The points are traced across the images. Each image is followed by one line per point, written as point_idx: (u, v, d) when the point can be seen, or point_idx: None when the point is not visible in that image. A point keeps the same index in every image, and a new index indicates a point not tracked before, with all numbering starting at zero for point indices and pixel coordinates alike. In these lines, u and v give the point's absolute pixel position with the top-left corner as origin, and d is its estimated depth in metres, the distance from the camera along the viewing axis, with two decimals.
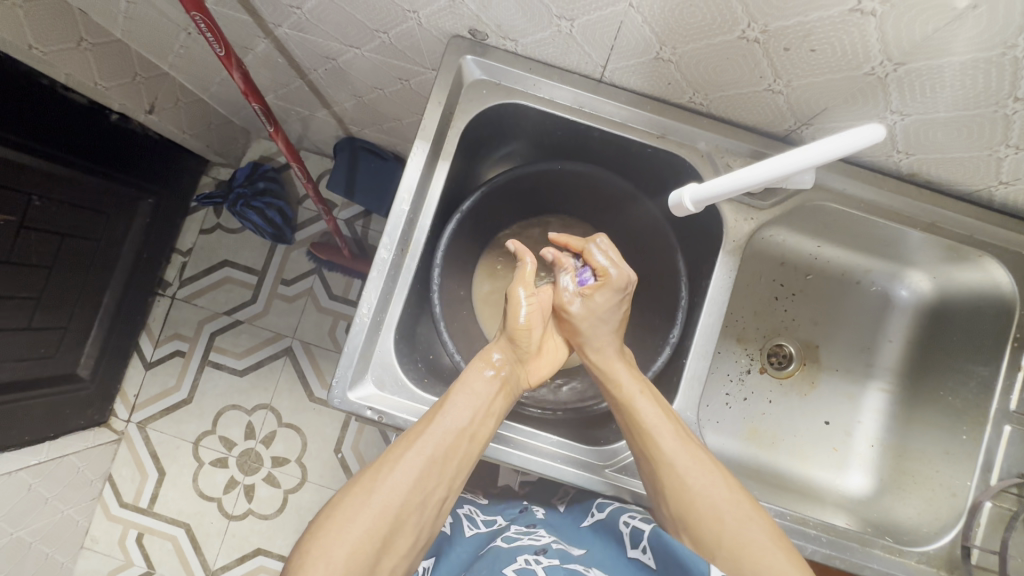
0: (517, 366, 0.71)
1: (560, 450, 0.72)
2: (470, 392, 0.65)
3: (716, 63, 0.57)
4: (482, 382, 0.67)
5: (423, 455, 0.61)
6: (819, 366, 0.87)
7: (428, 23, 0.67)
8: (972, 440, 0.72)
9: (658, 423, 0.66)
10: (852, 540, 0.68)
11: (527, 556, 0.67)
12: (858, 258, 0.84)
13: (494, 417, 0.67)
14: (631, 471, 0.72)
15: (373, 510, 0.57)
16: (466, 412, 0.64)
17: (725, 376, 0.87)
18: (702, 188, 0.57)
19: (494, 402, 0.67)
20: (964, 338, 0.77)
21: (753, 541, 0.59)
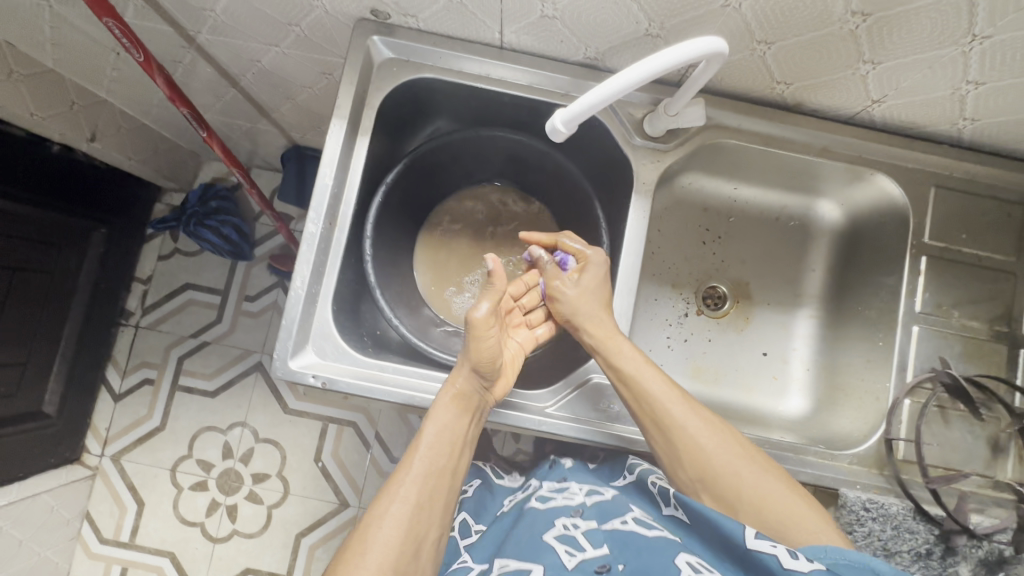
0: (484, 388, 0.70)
1: (504, 394, 0.75)
2: (440, 423, 0.66)
3: (595, 14, 0.62)
4: (448, 409, 0.67)
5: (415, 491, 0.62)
6: (751, 302, 0.92)
7: (333, 10, 0.71)
8: (888, 346, 0.76)
9: (668, 397, 0.68)
10: (786, 450, 0.72)
11: (563, 520, 0.69)
12: (772, 195, 0.89)
13: (466, 437, 0.68)
14: (573, 409, 0.75)
15: (374, 563, 0.57)
16: (438, 443, 0.66)
17: (664, 321, 0.91)
18: (571, 109, 0.57)
19: (460, 421, 0.68)
20: (874, 255, 0.82)
21: (772, 494, 0.62)
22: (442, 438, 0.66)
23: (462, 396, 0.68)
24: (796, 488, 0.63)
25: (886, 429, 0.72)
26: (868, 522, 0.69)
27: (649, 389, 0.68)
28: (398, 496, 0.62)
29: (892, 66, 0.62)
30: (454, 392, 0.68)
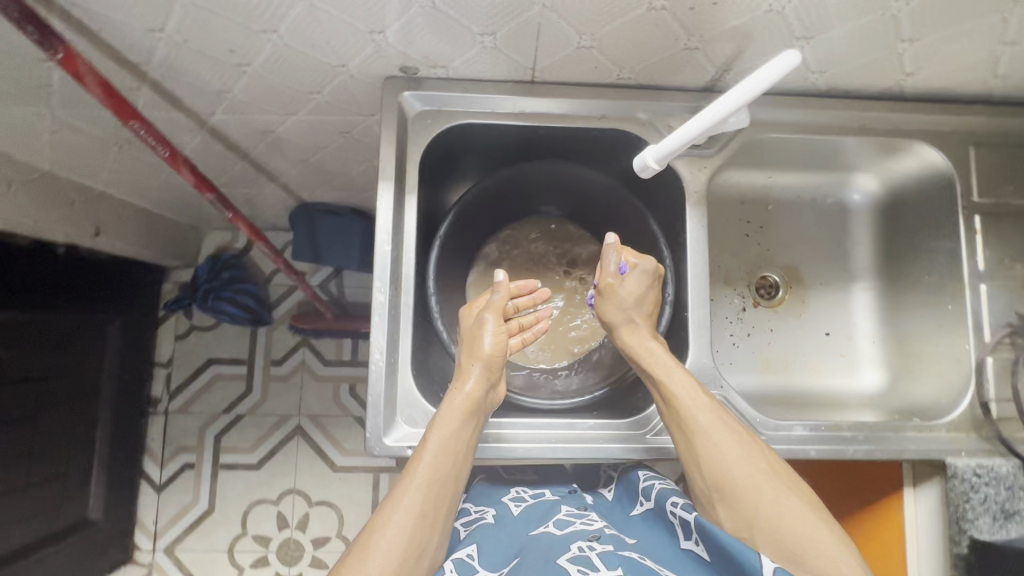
0: (489, 390, 0.69)
1: (600, 432, 0.71)
2: (445, 431, 0.64)
3: (633, 37, 0.62)
4: (455, 416, 0.65)
5: (419, 498, 0.61)
6: (804, 285, 0.92)
7: (359, 73, 0.70)
8: (958, 308, 0.77)
9: (693, 401, 0.65)
10: (885, 430, 0.72)
11: (581, 542, 0.65)
12: (806, 177, 0.90)
13: (469, 445, 0.66)
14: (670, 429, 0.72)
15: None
16: (443, 454, 0.63)
17: (725, 319, 0.91)
18: (664, 144, 0.63)
19: (466, 428, 0.65)
20: (921, 220, 0.83)
21: (789, 514, 0.59)
22: (449, 443, 0.64)
23: (470, 400, 0.66)
24: (825, 516, 0.59)
25: (977, 391, 0.72)
26: (983, 487, 0.68)
27: (681, 394, 0.66)
28: (399, 501, 0.60)
29: (930, 41, 0.63)
30: (464, 396, 0.66)
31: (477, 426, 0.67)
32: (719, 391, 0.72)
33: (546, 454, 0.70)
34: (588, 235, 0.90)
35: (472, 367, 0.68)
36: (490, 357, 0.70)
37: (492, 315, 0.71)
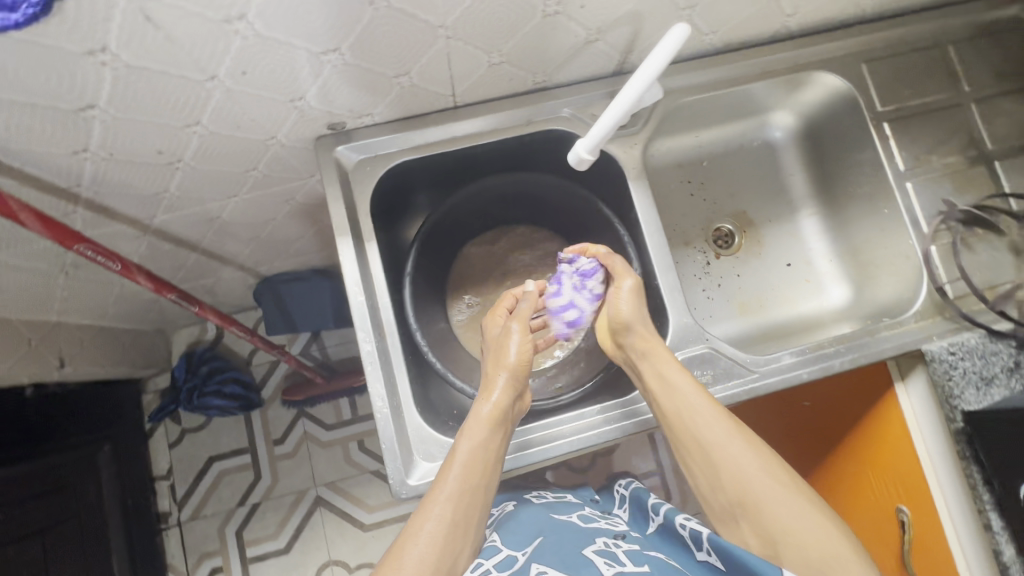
0: (517, 400, 0.72)
1: (607, 415, 0.74)
2: (474, 440, 0.66)
3: (537, 44, 0.66)
4: (481, 426, 0.67)
5: (453, 508, 0.62)
6: (756, 226, 0.98)
7: (289, 140, 0.71)
8: (893, 209, 0.83)
9: (707, 416, 0.67)
10: (862, 336, 0.77)
11: (607, 539, 0.75)
12: (730, 128, 0.96)
13: (498, 456, 0.67)
14: None
15: None
16: (472, 462, 0.65)
17: (694, 277, 0.95)
18: (591, 137, 0.66)
19: (493, 438, 0.67)
20: (839, 140, 0.90)
21: (811, 528, 0.59)
22: (478, 454, 0.65)
23: (495, 412, 0.69)
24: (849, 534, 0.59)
25: (931, 279, 0.78)
26: (960, 363, 0.74)
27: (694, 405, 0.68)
28: (434, 508, 0.62)
29: None
30: (489, 408, 0.69)
31: (505, 436, 0.69)
32: (706, 344, 0.76)
33: (567, 448, 0.72)
34: (547, 234, 0.94)
35: (497, 375, 0.72)
36: (514, 365, 0.73)
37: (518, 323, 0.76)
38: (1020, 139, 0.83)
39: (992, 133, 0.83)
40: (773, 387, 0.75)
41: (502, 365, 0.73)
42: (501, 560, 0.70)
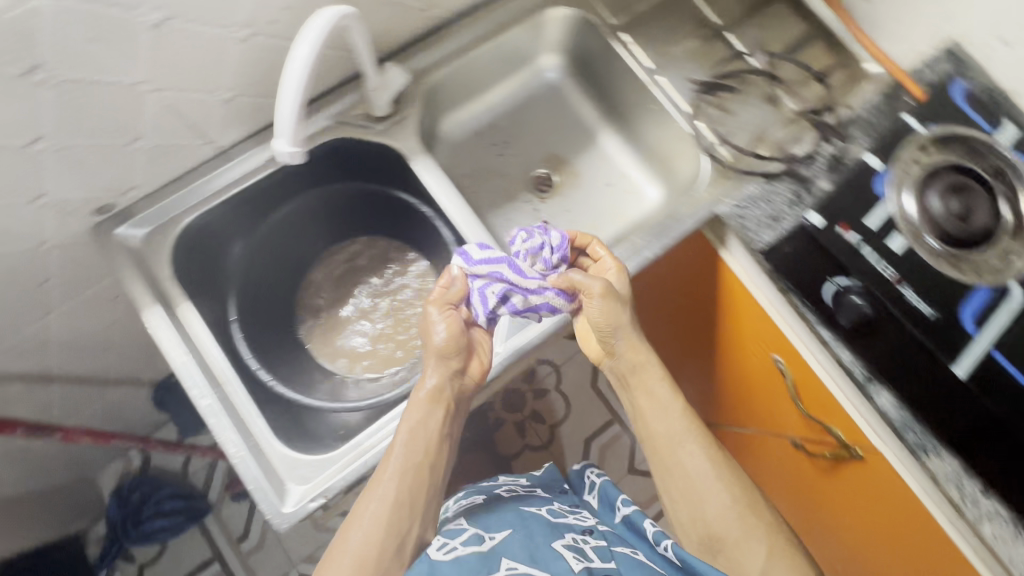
0: (455, 377, 0.73)
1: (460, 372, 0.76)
2: (411, 423, 0.69)
3: (257, 69, 0.70)
4: (418, 408, 0.70)
5: (394, 484, 0.66)
6: (568, 162, 1.03)
7: (63, 235, 0.72)
8: (657, 104, 0.91)
9: (681, 432, 0.75)
10: (665, 221, 0.83)
11: (574, 535, 0.72)
12: (508, 83, 1.02)
13: (440, 435, 0.70)
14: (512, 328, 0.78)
15: (350, 558, 0.63)
16: (412, 442, 0.68)
17: (527, 225, 1.00)
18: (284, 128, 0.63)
19: (432, 415, 0.70)
20: (597, 62, 0.97)
21: (749, 551, 0.69)
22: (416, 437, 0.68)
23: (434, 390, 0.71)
24: None
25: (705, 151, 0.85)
26: (751, 211, 0.80)
27: (657, 427, 0.76)
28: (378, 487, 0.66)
29: None
30: (424, 390, 0.70)
31: (446, 412, 0.71)
32: None
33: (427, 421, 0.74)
34: None
35: (429, 364, 0.71)
36: (443, 347, 0.71)
37: (434, 307, 0.72)
38: (739, 7, 0.92)
39: (715, 10, 0.92)
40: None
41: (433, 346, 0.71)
42: (467, 538, 0.69)
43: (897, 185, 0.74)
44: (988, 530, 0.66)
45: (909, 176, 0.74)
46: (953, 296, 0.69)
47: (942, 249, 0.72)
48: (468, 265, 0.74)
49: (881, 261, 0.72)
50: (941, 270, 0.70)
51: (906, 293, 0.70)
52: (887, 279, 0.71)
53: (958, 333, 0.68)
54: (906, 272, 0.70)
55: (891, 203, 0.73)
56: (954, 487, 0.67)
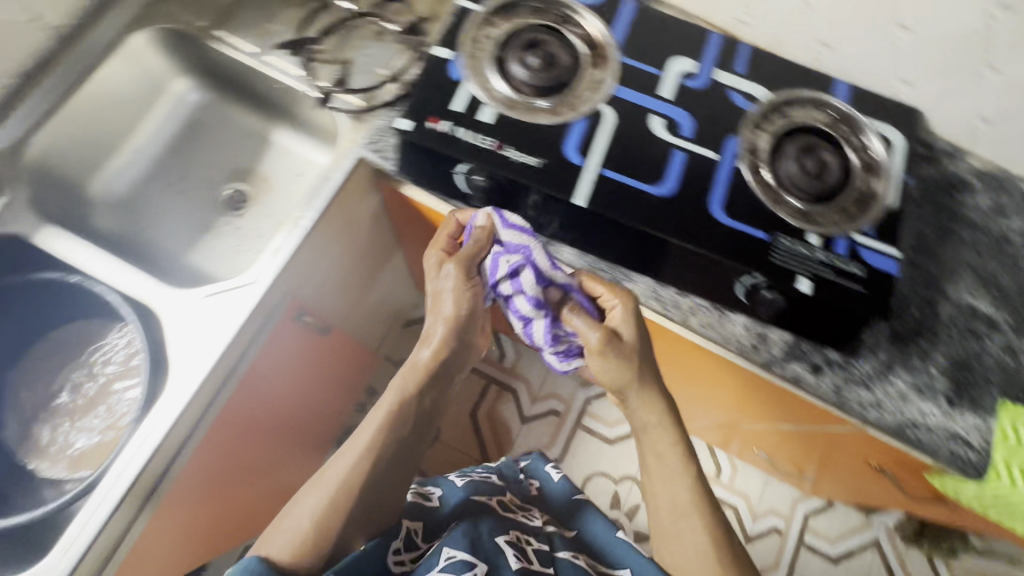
0: (466, 335, 0.79)
1: (149, 422, 0.71)
2: (404, 386, 0.77)
3: None
4: (416, 375, 0.78)
5: (371, 449, 0.74)
6: (253, 171, 1.02)
7: None
8: (277, 83, 0.91)
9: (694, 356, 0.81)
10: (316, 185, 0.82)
11: (519, 532, 0.81)
12: (151, 121, 0.99)
13: (436, 397, 0.80)
14: (195, 355, 0.74)
15: (290, 526, 0.69)
16: (406, 401, 0.77)
17: (233, 245, 0.98)
18: (66, 248, 0.79)
19: (426, 387, 0.79)
20: (218, 68, 0.96)
21: (672, 472, 0.74)
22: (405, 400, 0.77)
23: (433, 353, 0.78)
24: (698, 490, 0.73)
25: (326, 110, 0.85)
26: (381, 145, 0.81)
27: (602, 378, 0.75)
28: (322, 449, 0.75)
29: None
30: (423, 358, 0.79)
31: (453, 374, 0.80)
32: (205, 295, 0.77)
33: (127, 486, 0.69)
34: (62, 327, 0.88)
35: (437, 321, 0.76)
36: (456, 318, 0.77)
37: (456, 263, 0.75)
38: None
39: None
40: (270, 284, 0.77)
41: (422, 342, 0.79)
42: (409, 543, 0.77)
43: (477, 66, 0.76)
44: (696, 322, 0.77)
45: (483, 53, 0.77)
46: (556, 140, 0.73)
47: (536, 105, 0.75)
48: (499, 248, 0.74)
49: (478, 135, 0.72)
50: (542, 122, 0.74)
51: (509, 153, 0.71)
52: (490, 149, 0.71)
53: (571, 169, 0.71)
54: (507, 137, 0.72)
55: (476, 83, 0.75)
56: (656, 302, 0.77)
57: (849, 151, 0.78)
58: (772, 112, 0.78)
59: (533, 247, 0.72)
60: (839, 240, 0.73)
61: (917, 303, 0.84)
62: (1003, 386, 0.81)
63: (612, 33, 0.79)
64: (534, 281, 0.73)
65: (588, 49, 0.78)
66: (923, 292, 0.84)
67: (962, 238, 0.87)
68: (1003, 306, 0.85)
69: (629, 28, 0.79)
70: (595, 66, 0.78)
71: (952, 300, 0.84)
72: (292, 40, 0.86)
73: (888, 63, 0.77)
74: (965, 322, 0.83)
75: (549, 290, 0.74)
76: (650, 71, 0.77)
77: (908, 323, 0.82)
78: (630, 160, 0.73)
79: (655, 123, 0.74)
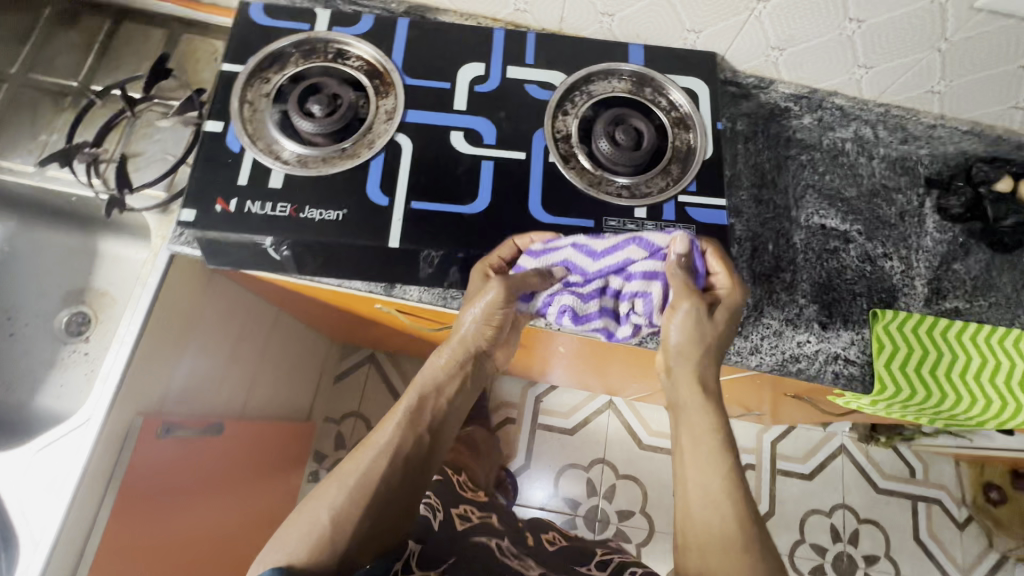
0: (496, 338, 0.67)
1: None
2: (424, 376, 0.66)
3: None
4: (438, 369, 0.65)
5: (403, 443, 0.61)
6: (89, 288, 0.95)
7: None
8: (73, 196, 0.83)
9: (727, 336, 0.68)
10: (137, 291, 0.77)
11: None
12: None
13: (465, 379, 0.67)
14: (43, 519, 0.69)
15: (302, 534, 0.56)
16: (428, 402, 0.64)
17: (86, 373, 0.90)
18: None
19: (452, 380, 0.66)
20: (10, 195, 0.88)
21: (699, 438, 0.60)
22: (427, 400, 0.64)
23: (452, 357, 0.66)
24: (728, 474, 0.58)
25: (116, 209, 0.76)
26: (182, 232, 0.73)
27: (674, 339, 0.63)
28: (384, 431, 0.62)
29: None
30: (444, 356, 0.66)
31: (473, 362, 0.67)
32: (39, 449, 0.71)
33: None
34: None
35: (481, 310, 0.63)
36: (491, 317, 0.65)
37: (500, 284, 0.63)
38: (87, 57, 0.87)
39: (66, 73, 0.86)
40: (106, 412, 0.72)
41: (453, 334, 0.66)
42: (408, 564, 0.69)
43: (258, 128, 0.71)
44: None
45: (262, 114, 0.72)
46: (357, 185, 0.69)
47: (330, 152, 0.71)
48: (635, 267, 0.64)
49: (271, 205, 0.67)
50: (339, 169, 0.69)
51: (308, 214, 0.67)
52: (287, 216, 0.67)
53: (379, 212, 0.68)
54: (303, 197, 0.68)
55: (259, 148, 0.69)
56: None
57: (659, 112, 0.77)
58: (574, 94, 0.76)
59: (632, 253, 0.64)
60: (666, 205, 0.72)
61: (771, 237, 0.84)
62: (868, 294, 0.82)
63: (391, 56, 0.75)
64: (604, 285, 0.65)
65: (371, 79, 0.75)
66: (774, 225, 0.84)
67: (798, 161, 0.88)
68: (853, 216, 0.86)
69: (408, 46, 0.76)
70: (382, 94, 0.74)
71: (803, 225, 0.85)
72: (55, 154, 0.77)
73: (669, 18, 0.76)
74: (819, 243, 0.84)
75: (644, 287, 0.64)
76: (439, 86, 0.74)
77: (766, 261, 0.82)
78: (439, 185, 0.69)
79: (456, 138, 0.72)
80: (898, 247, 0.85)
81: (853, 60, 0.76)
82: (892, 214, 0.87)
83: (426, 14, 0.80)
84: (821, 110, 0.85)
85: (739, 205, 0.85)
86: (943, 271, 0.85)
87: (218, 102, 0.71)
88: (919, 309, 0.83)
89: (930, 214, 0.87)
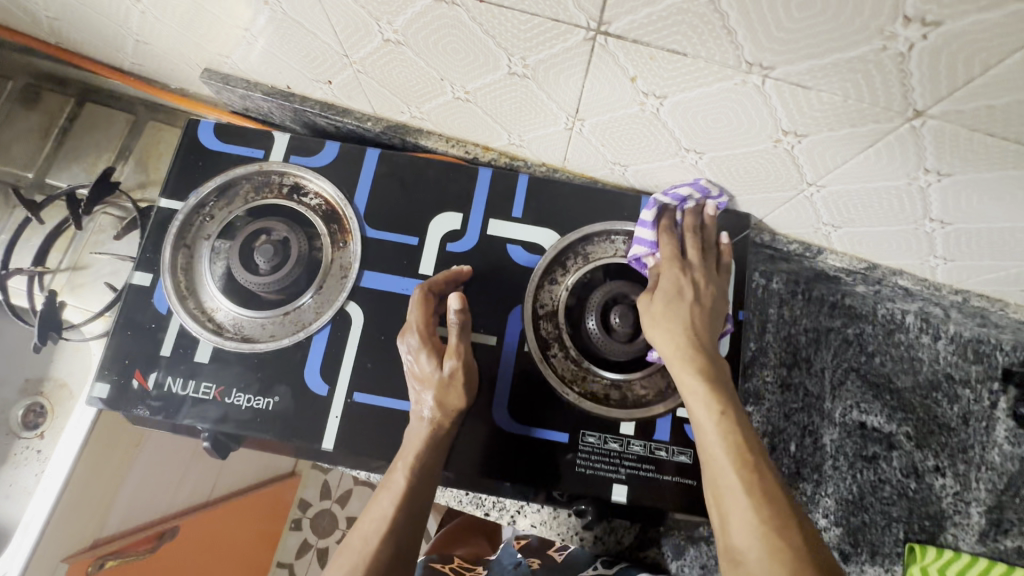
0: (455, 399, 0.56)
1: None
2: (404, 455, 0.54)
3: None
4: (419, 440, 0.54)
5: (382, 543, 0.49)
6: (48, 377, 0.89)
7: None
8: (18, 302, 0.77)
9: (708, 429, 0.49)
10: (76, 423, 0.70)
11: None
12: None
13: (444, 437, 0.55)
14: None
15: None
16: (421, 470, 0.53)
17: (33, 477, 0.86)
18: None
19: (432, 446, 0.54)
20: None
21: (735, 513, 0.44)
22: (433, 460, 0.54)
23: (432, 425, 0.55)
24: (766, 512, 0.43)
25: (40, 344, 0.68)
26: None
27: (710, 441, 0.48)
28: (356, 544, 0.50)
29: None
30: (425, 412, 0.55)
31: (443, 423, 0.55)
32: None
33: None
34: None
35: (417, 386, 0.56)
36: (430, 384, 0.56)
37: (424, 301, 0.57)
38: (43, 145, 0.79)
39: (18, 160, 0.78)
40: (22, 572, 0.68)
41: (418, 422, 0.56)
42: None
43: (194, 282, 0.62)
44: (526, 522, 0.66)
45: (199, 260, 0.62)
46: (295, 365, 0.59)
47: (270, 316, 0.61)
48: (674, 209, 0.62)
49: (194, 385, 0.58)
50: (276, 344, 0.59)
51: (234, 399, 0.58)
52: (210, 400, 0.58)
53: (317, 405, 0.58)
54: (231, 377, 0.59)
55: (189, 310, 0.60)
56: (473, 506, 0.66)
57: None
58: (566, 256, 0.64)
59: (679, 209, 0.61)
60: (662, 419, 0.59)
61: (795, 434, 0.69)
62: (906, 520, 0.68)
63: (352, 198, 0.64)
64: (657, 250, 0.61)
65: (328, 223, 0.64)
66: (800, 419, 0.70)
67: (841, 335, 0.73)
68: (901, 415, 0.71)
69: (375, 184, 0.64)
70: (338, 244, 0.63)
71: (837, 421, 0.70)
72: None
73: (695, 179, 0.60)
74: (854, 447, 0.70)
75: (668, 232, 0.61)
76: (406, 241, 0.63)
77: (784, 464, 0.68)
78: (387, 371, 0.59)
79: None
80: (954, 461, 0.70)
81: (929, 251, 0.59)
82: (953, 416, 0.71)
83: (406, 136, 0.68)
84: (881, 286, 0.68)
85: (760, 389, 0.70)
86: (1009, 497, 0.69)
87: (150, 251, 0.62)
88: (970, 545, 0.68)
89: (1002, 419, 0.70)
